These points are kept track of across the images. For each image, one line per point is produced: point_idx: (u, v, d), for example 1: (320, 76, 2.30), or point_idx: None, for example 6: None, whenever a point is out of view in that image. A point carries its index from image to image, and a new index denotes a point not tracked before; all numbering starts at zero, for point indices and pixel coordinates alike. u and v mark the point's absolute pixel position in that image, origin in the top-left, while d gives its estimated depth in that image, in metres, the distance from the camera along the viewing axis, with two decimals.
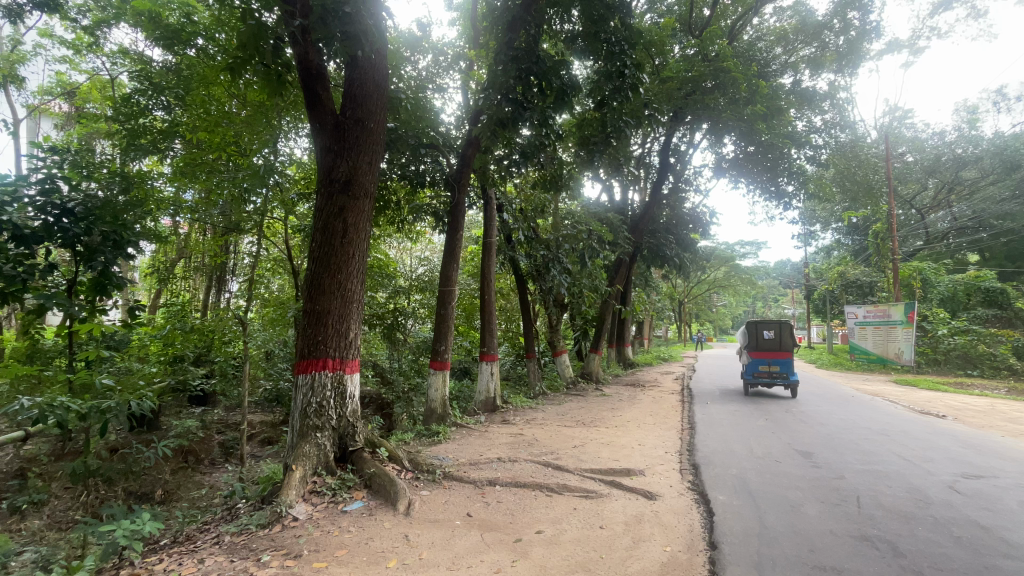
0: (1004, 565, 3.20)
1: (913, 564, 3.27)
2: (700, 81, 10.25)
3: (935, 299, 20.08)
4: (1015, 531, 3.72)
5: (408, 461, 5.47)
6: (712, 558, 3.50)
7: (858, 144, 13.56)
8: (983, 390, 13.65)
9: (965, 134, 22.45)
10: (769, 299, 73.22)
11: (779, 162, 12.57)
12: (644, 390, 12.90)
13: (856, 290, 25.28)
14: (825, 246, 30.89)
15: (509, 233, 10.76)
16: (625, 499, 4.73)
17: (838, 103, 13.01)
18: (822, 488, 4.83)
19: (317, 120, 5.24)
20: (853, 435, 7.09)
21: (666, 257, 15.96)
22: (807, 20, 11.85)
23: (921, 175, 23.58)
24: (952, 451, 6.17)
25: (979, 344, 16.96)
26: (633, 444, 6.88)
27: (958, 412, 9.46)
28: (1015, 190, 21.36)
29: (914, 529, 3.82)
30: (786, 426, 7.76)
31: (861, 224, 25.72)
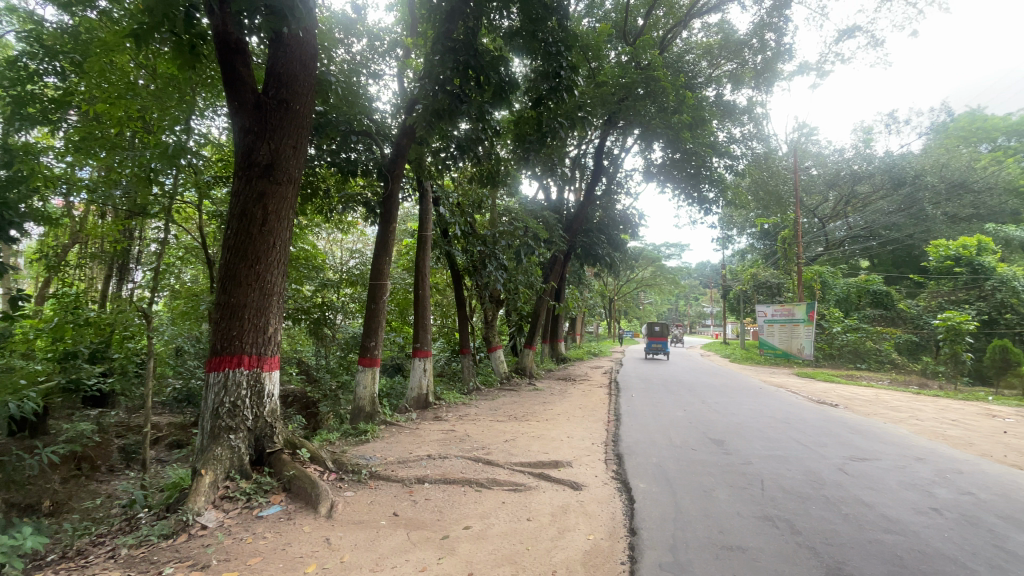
0: (884, 539, 3.60)
1: (807, 540, 3.61)
2: (632, 87, 10.69)
3: (832, 300, 22.35)
4: (892, 508, 4.21)
5: (331, 461, 5.27)
6: (632, 544, 3.66)
7: (771, 157, 14.67)
8: (870, 382, 15.32)
9: (860, 152, 25.25)
10: (691, 298, 77.90)
11: (701, 169, 13.20)
12: (575, 384, 13.30)
13: (765, 290, 27.43)
14: (740, 250, 33.38)
15: (446, 227, 10.61)
16: (552, 491, 4.84)
17: (756, 117, 13.97)
18: (731, 474, 5.20)
19: (234, 98, 4.86)
20: (760, 424, 7.71)
21: (598, 256, 16.57)
22: (730, 37, 12.70)
23: (823, 188, 26.20)
24: (842, 436, 6.90)
25: (867, 341, 19.11)
26: (562, 437, 7.07)
27: (849, 401, 10.56)
28: (901, 204, 24.11)
29: (809, 508, 4.22)
30: (703, 417, 8.29)
31: (772, 230, 28.04)
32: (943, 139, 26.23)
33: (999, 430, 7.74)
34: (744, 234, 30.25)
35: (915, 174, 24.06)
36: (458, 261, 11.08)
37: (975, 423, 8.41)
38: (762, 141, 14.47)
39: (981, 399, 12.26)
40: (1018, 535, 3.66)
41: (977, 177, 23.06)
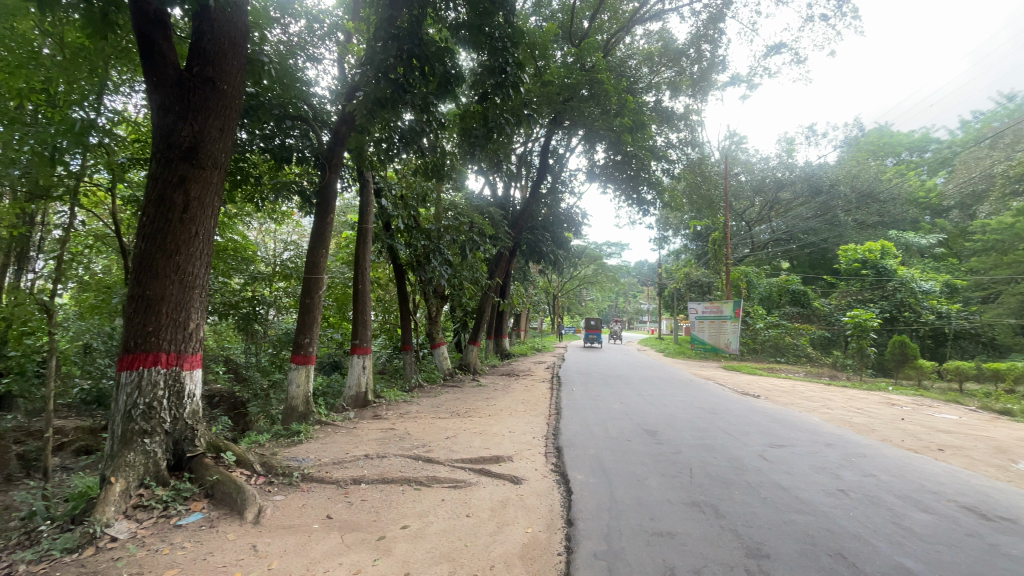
0: (798, 520, 3.91)
1: (730, 523, 3.86)
2: (577, 88, 10.91)
3: (756, 298, 23.93)
4: (805, 490, 4.58)
5: (260, 464, 5.01)
6: (568, 535, 3.75)
7: (705, 162, 15.41)
8: (788, 374, 16.62)
9: (784, 161, 27.19)
10: (631, 295, 80.97)
11: (640, 171, 13.67)
12: (518, 380, 13.46)
13: (697, 288, 29.02)
14: (674, 251, 34.94)
15: (388, 220, 10.34)
16: (492, 486, 4.87)
17: (692, 124, 14.66)
18: (663, 462, 5.45)
19: (152, 74, 4.49)
20: (690, 414, 8.14)
21: (543, 253, 16.84)
22: (670, 45, 13.24)
23: (750, 194, 27.97)
24: (763, 425, 7.42)
25: (786, 336, 20.72)
26: (504, 432, 7.12)
27: (769, 392, 11.40)
28: (817, 211, 26.25)
29: (733, 493, 4.50)
30: (638, 409, 8.63)
31: (704, 232, 29.59)
32: (855, 152, 28.76)
33: (896, 417, 8.62)
34: (680, 235, 31.76)
35: (830, 183, 26.09)
36: (401, 255, 10.84)
37: (876, 411, 9.33)
38: (697, 147, 15.24)
39: (882, 389, 13.61)
40: (909, 511, 4.10)
41: (882, 189, 25.49)
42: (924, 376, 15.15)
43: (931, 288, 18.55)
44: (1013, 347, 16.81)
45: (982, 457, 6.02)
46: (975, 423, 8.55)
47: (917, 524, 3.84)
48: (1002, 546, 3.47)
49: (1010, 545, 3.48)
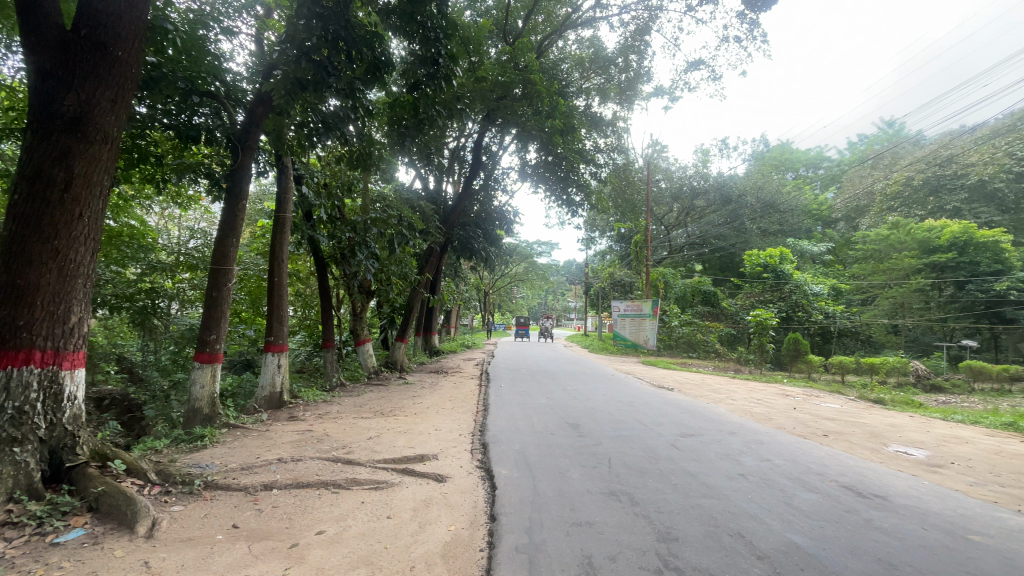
0: (703, 503, 4.22)
1: (643, 510, 4.08)
2: (509, 86, 11.00)
3: (672, 297, 25.36)
4: (710, 476, 4.95)
5: (155, 473, 4.56)
6: (490, 530, 3.77)
7: (630, 168, 16.16)
8: (699, 369, 17.91)
9: (700, 170, 28.67)
10: (559, 293, 83.35)
11: (570, 173, 14.00)
12: (446, 377, 13.39)
13: (620, 288, 30.40)
14: (601, 252, 36.26)
15: (310, 209, 9.79)
16: (415, 485, 4.79)
17: (619, 131, 15.27)
18: (584, 455, 5.65)
19: (30, 34, 3.96)
20: (611, 407, 8.51)
21: (474, 249, 16.81)
22: (599, 52, 13.71)
23: (669, 200, 29.64)
24: (676, 416, 7.93)
25: (698, 333, 22.38)
26: (429, 430, 7.03)
27: (682, 385, 12.22)
28: (727, 218, 28.48)
29: (646, 481, 4.77)
30: (563, 403, 8.89)
31: (628, 234, 31.01)
32: (760, 166, 31.46)
33: (789, 407, 9.58)
34: (605, 236, 32.96)
35: (739, 194, 28.11)
36: (323, 247, 10.33)
37: (773, 401, 10.32)
38: (623, 153, 15.93)
39: (778, 381, 15.04)
40: (798, 491, 4.57)
41: (782, 200, 28.14)
42: (813, 369, 16.99)
43: (819, 291, 20.69)
44: (887, 343, 20.54)
45: (857, 441, 6.85)
46: (852, 411, 9.74)
47: (805, 503, 4.29)
48: (873, 520, 3.96)
49: (878, 519, 3.99)
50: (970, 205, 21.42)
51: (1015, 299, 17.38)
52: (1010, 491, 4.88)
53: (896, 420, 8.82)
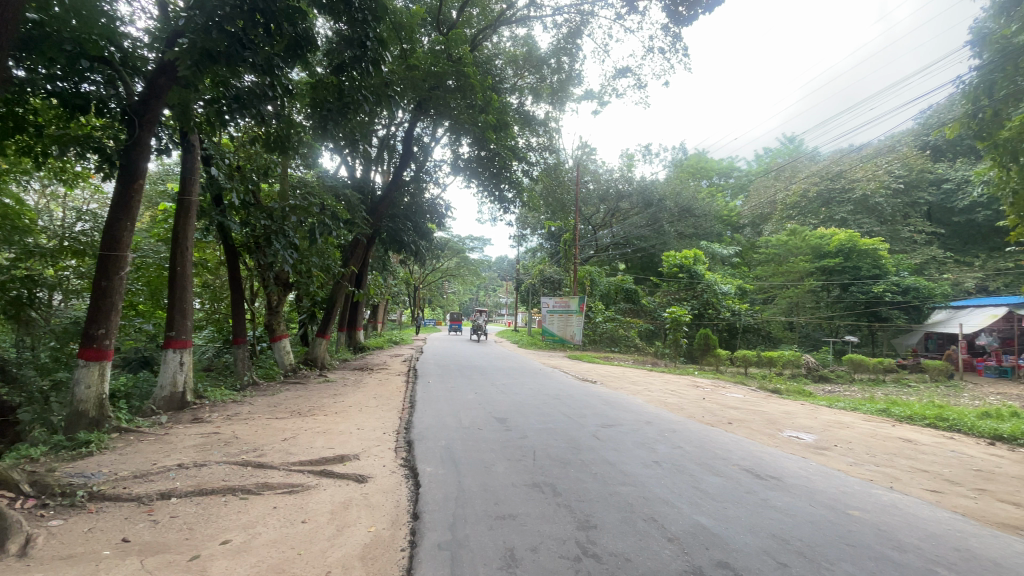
0: (621, 491, 4.41)
1: (564, 499, 4.20)
2: (442, 77, 10.85)
3: (597, 295, 25.61)
4: (627, 464, 5.21)
5: (28, 485, 4.01)
6: (412, 529, 3.70)
7: (560, 168, 16.44)
8: (620, 362, 18.80)
9: (624, 174, 30.19)
10: (490, 289, 83.91)
11: (502, 170, 13.98)
12: (371, 374, 13.01)
13: (550, 285, 31.07)
14: (531, 249, 36.87)
15: (220, 193, 9.02)
16: (333, 487, 4.59)
17: (551, 131, 15.55)
18: (510, 448, 5.71)
19: None
20: (537, 401, 8.68)
21: (403, 242, 16.42)
22: (533, 52, 13.90)
23: (597, 201, 30.75)
24: (598, 408, 8.26)
25: (620, 329, 23.55)
26: (350, 429, 6.77)
27: (605, 378, 12.77)
28: (649, 220, 30.05)
29: (569, 471, 4.92)
30: (491, 398, 8.94)
31: (557, 233, 31.80)
32: (679, 172, 33.53)
33: (699, 397, 10.30)
34: (536, 234, 33.46)
35: (659, 198, 29.77)
36: (234, 234, 9.59)
37: (685, 392, 11.08)
38: (555, 153, 16.24)
39: (690, 374, 16.17)
40: (705, 476, 4.94)
41: (698, 206, 30.10)
42: (720, 362, 18.45)
43: (727, 290, 22.35)
44: (784, 338, 22.83)
45: (757, 427, 7.51)
46: (752, 400, 10.69)
47: (710, 486, 4.63)
48: (769, 499, 4.36)
49: (773, 498, 4.41)
50: (854, 217, 24.19)
51: (889, 300, 20.36)
52: (880, 469, 5.59)
53: (789, 407, 9.80)
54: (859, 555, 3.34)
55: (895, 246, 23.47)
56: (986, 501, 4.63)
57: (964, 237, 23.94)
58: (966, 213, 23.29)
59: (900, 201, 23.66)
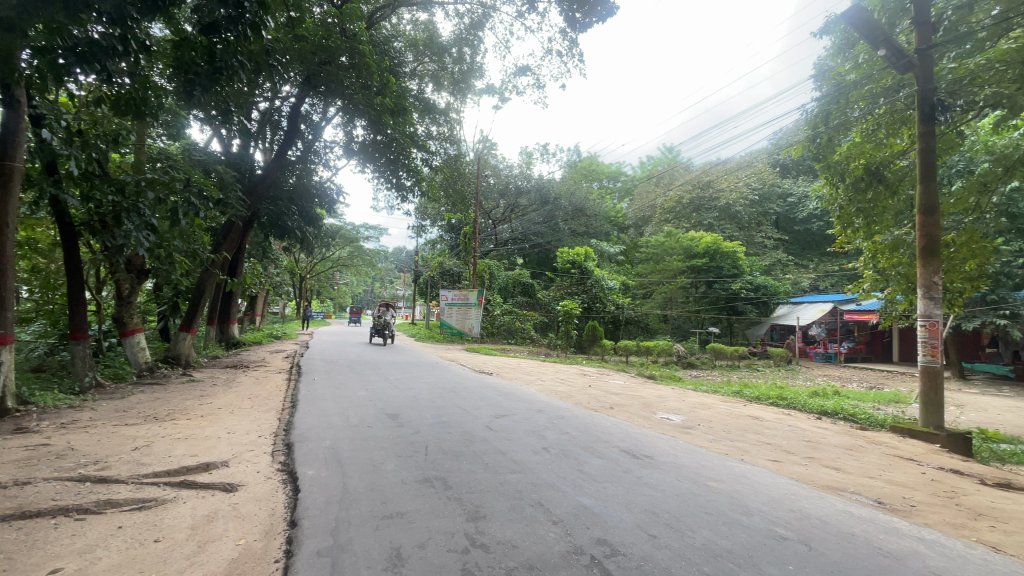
0: (511, 479, 4.52)
1: (455, 492, 4.18)
2: (334, 53, 10.19)
3: (496, 288, 25.97)
4: (518, 452, 5.34)
5: None
6: (289, 538, 3.43)
7: (460, 160, 16.33)
8: (516, 353, 19.33)
9: (523, 171, 31.06)
10: (386, 280, 81.62)
11: (400, 157, 13.49)
12: (247, 371, 11.88)
13: (448, 277, 30.88)
14: (429, 240, 36.36)
15: (54, 160, 7.48)
16: (195, 499, 4.09)
17: (451, 121, 15.37)
18: (400, 444, 5.55)
19: None
20: (430, 395, 8.56)
21: (286, 228, 15.16)
22: (434, 38, 13.58)
23: (496, 196, 31.20)
24: (491, 399, 8.38)
25: (516, 321, 24.20)
26: (219, 434, 6.10)
27: (500, 370, 13.02)
28: (545, 217, 31.21)
29: (460, 464, 4.91)
30: (382, 394, 8.61)
31: (457, 225, 31.76)
32: (574, 173, 35.28)
33: (585, 385, 10.96)
34: (436, 225, 33.11)
35: (555, 197, 31.04)
36: (72, 209, 8.08)
37: (574, 381, 11.74)
38: (456, 144, 16.02)
39: (579, 363, 17.16)
40: (589, 458, 5.24)
41: (589, 206, 31.83)
42: (605, 351, 19.86)
43: (613, 286, 23.99)
44: (659, 329, 25.19)
45: (635, 411, 8.18)
46: (632, 386, 11.64)
47: (593, 468, 4.93)
48: (643, 477, 4.76)
49: (646, 475, 4.82)
50: (719, 223, 27.38)
51: (744, 296, 23.55)
52: (734, 444, 6.40)
53: (662, 392, 10.83)
54: (715, 521, 3.77)
55: (750, 249, 26.99)
56: (813, 467, 5.51)
57: (802, 243, 28.27)
58: (804, 224, 27.53)
59: (755, 211, 27.25)
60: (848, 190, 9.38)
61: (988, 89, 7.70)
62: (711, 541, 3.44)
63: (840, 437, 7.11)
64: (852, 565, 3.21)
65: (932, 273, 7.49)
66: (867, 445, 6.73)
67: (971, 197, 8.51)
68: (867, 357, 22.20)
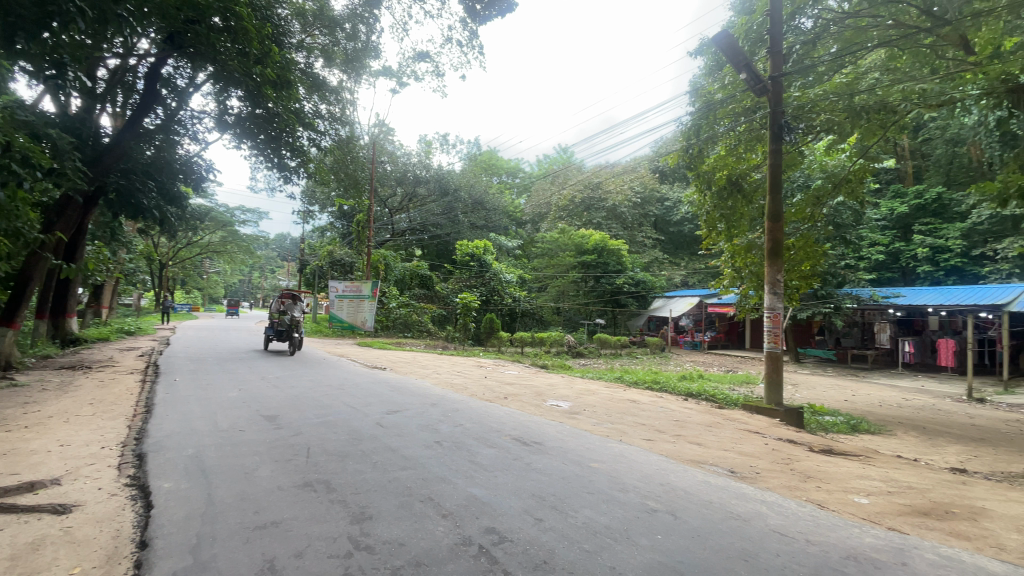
0: (401, 476, 4.40)
1: (339, 495, 3.97)
2: (207, 12, 9.01)
3: (391, 280, 25.17)
4: (408, 448, 5.22)
5: None
6: (138, 561, 2.99)
7: (353, 143, 15.42)
8: (411, 347, 18.92)
9: (421, 160, 30.41)
10: (268, 269, 75.09)
11: (284, 134, 12.31)
12: (90, 373, 10.18)
13: (339, 268, 29.05)
14: (319, 227, 34.07)
15: None
16: (14, 526, 3.40)
17: (343, 101, 14.43)
18: (278, 448, 5.13)
19: None
20: (315, 393, 8.03)
21: (141, 207, 12.78)
22: (325, 10, 12.59)
23: (393, 183, 30.13)
24: (383, 395, 8.10)
25: (413, 314, 23.64)
26: (49, 447, 5.13)
27: (394, 364, 12.65)
28: (444, 208, 30.80)
29: (346, 465, 4.67)
30: (258, 394, 7.89)
31: (349, 212, 30.16)
32: (473, 165, 35.32)
33: (480, 377, 11.08)
34: (325, 211, 31.17)
35: (454, 188, 30.76)
36: None
37: (469, 373, 11.81)
38: (348, 126, 15.08)
39: (475, 355, 17.29)
40: (480, 449, 5.29)
41: (489, 199, 31.87)
42: (502, 343, 20.27)
43: (510, 279, 24.47)
44: (552, 321, 26.16)
45: (527, 400, 8.46)
46: (524, 376, 12.03)
47: (485, 458, 4.98)
48: (532, 463, 4.93)
49: (535, 461, 5.00)
50: (607, 221, 29.21)
51: (626, 290, 25.57)
52: (615, 426, 6.91)
53: (553, 380, 11.34)
54: (596, 500, 4.03)
55: (633, 247, 29.21)
56: (681, 443, 6.15)
57: (676, 243, 31.32)
58: (678, 225, 30.46)
59: (638, 212, 29.56)
60: (714, 197, 10.52)
61: (823, 116, 9.16)
62: (592, 519, 3.66)
63: (703, 416, 8.00)
64: (708, 528, 3.64)
65: (777, 271, 8.71)
66: (724, 422, 7.67)
67: (808, 208, 10.07)
68: (725, 344, 25.44)
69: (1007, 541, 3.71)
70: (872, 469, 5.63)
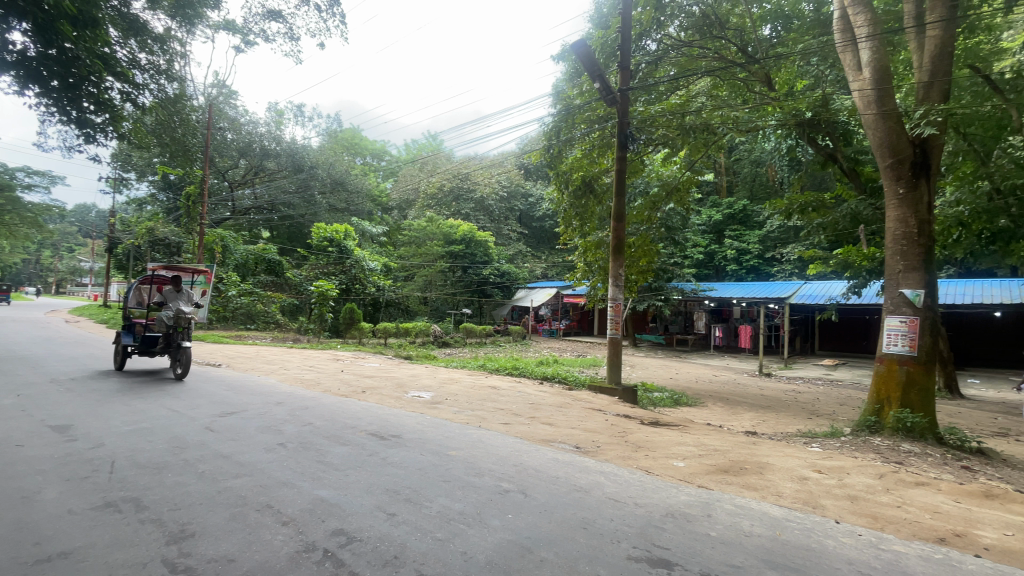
0: (234, 485, 3.93)
1: (153, 513, 3.41)
2: None
3: (231, 264, 22.31)
4: (246, 453, 4.69)
5: None
6: None
7: (183, 102, 13.20)
8: (256, 340, 17.07)
9: (270, 131, 27.40)
10: (63, 248, 61.01)
11: (83, 83, 9.93)
12: None
13: (163, 248, 24.62)
14: (137, 200, 28.68)
15: None
16: None
17: (171, 53, 12.27)
18: (69, 465, 4.21)
19: None
20: (126, 396, 6.77)
21: None
22: None
23: (234, 154, 26.63)
24: (216, 395, 7.15)
25: (258, 304, 21.31)
26: None
27: (232, 359, 11.25)
28: (299, 186, 28.09)
29: (164, 478, 4.02)
30: (42, 400, 6.38)
31: (177, 182, 25.91)
32: (334, 143, 32.85)
33: (336, 370, 10.42)
34: (145, 179, 26.32)
35: (311, 165, 28.26)
36: None
37: (323, 366, 11.02)
38: (177, 82, 12.86)
39: (332, 347, 16.20)
40: (331, 447, 4.99)
41: (350, 180, 29.61)
42: (363, 334, 19.39)
43: (374, 267, 23.40)
44: (419, 311, 25.52)
45: (387, 392, 8.19)
46: (384, 367, 11.62)
47: (336, 457, 4.70)
48: (388, 456, 4.79)
49: (391, 455, 4.86)
50: (474, 213, 29.53)
51: (493, 281, 26.27)
52: (474, 413, 7.06)
53: (415, 371, 11.16)
54: (451, 488, 4.08)
55: (498, 239, 30.04)
56: (535, 425, 6.52)
57: (538, 237, 32.98)
58: (540, 221, 32.13)
59: (503, 205, 30.45)
60: (570, 196, 11.32)
61: (660, 131, 10.31)
62: (447, 507, 3.70)
63: (555, 398, 8.60)
64: (554, 503, 3.92)
65: (619, 266, 9.67)
66: (572, 402, 8.33)
67: (647, 211, 11.34)
68: (579, 331, 28.04)
69: (781, 488, 4.65)
70: (689, 437, 6.62)
